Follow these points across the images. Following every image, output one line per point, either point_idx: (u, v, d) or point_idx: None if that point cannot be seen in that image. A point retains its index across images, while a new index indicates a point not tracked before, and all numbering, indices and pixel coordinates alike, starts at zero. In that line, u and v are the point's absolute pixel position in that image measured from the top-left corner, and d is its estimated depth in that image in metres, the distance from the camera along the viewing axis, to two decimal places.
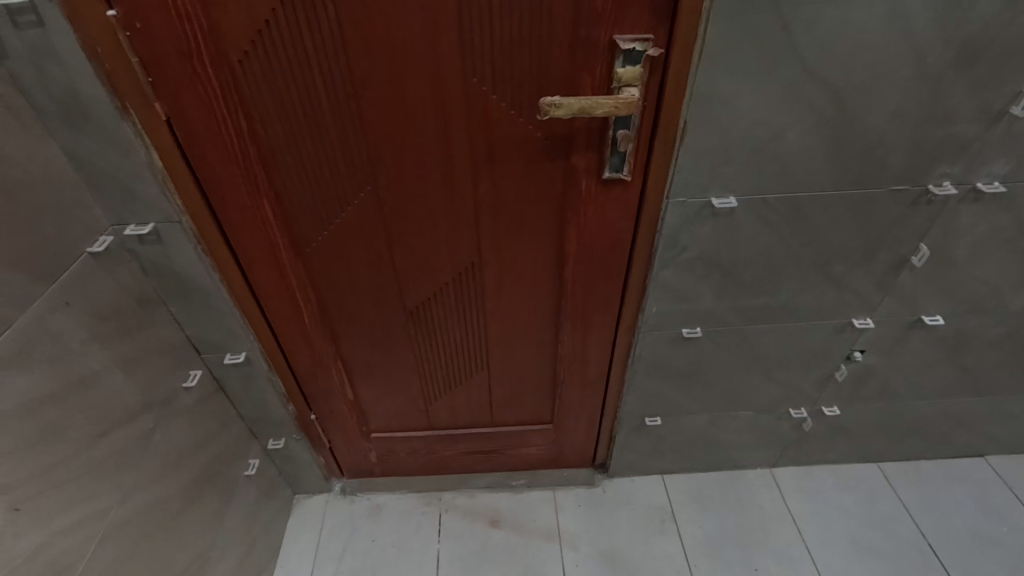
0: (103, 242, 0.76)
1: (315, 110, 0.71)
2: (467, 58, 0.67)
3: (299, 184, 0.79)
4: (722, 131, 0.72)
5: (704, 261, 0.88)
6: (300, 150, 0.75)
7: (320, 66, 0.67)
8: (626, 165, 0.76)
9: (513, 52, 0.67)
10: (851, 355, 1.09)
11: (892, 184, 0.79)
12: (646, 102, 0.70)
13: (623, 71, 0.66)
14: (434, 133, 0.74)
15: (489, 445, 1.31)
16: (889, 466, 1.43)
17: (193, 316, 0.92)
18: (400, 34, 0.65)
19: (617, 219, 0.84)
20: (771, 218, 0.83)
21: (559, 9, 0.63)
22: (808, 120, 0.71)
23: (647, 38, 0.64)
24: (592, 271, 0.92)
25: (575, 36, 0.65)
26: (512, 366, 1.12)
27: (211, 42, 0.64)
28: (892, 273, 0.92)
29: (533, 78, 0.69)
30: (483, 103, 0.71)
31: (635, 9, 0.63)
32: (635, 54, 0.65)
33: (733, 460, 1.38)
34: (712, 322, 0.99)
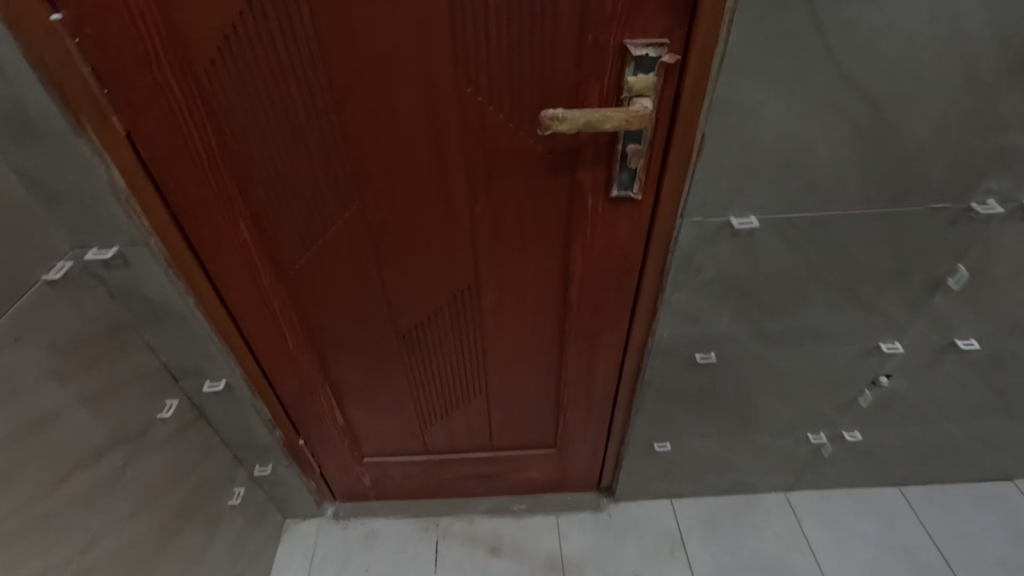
0: (61, 268, 0.69)
1: (291, 123, 0.64)
2: (460, 65, 0.60)
3: (278, 203, 0.72)
4: (745, 145, 0.64)
5: (721, 283, 0.81)
6: (276, 167, 0.68)
7: (295, 75, 0.60)
8: (636, 182, 0.69)
9: (511, 58, 0.59)
10: (877, 380, 1.01)
11: (932, 201, 0.72)
12: (659, 114, 0.63)
13: (635, 79, 0.59)
14: (425, 147, 0.67)
15: (489, 469, 1.24)
16: (911, 490, 1.35)
17: (168, 343, 0.85)
18: (384, 39, 0.58)
19: (626, 238, 0.77)
20: (796, 238, 0.75)
21: (562, 10, 0.56)
22: (841, 133, 0.64)
23: (662, 43, 0.57)
24: (599, 293, 0.84)
25: (581, 40, 0.58)
26: (512, 390, 1.05)
27: (171, 49, 0.57)
28: (926, 294, 0.85)
29: (534, 87, 0.62)
30: (478, 115, 0.64)
31: (649, 9, 0.55)
32: (649, 61, 0.58)
33: (747, 484, 1.30)
34: (728, 346, 0.92)
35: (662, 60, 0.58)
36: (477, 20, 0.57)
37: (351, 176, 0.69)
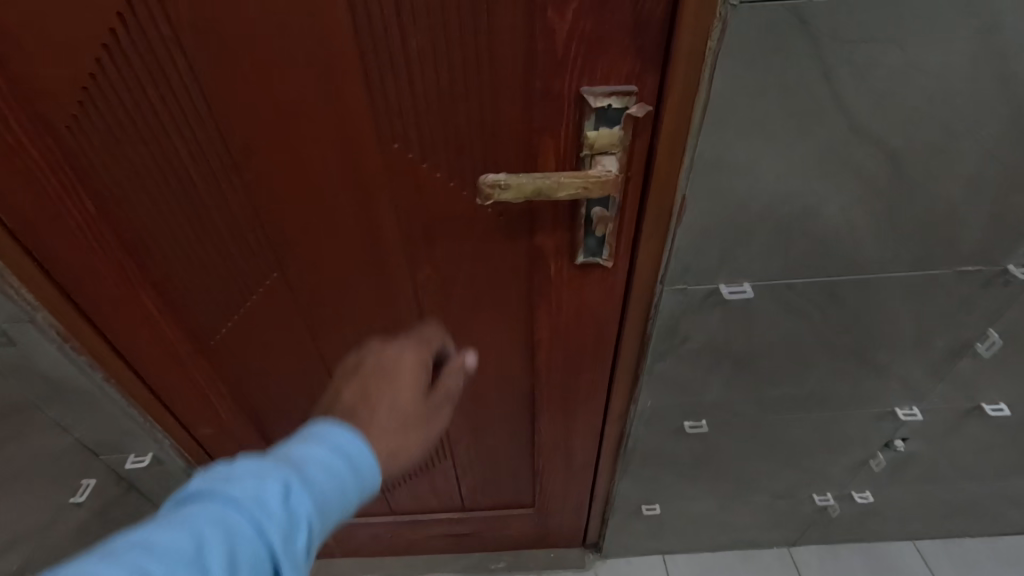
0: None
1: (186, 185, 0.53)
2: (382, 117, 0.49)
3: (185, 271, 0.61)
4: (734, 207, 0.53)
5: (711, 351, 0.69)
6: (176, 233, 0.57)
7: (180, 132, 0.50)
8: (605, 248, 0.58)
9: (444, 110, 0.48)
10: (892, 443, 0.89)
11: (961, 264, 0.60)
12: (630, 172, 0.52)
13: (597, 134, 0.48)
14: (350, 209, 0.56)
15: (462, 528, 1.13)
16: (925, 543, 1.23)
17: (80, 419, 0.75)
18: (284, 88, 0.47)
19: (598, 306, 0.65)
20: (798, 304, 0.64)
21: (502, 53, 0.45)
22: (853, 192, 0.52)
23: (629, 92, 0.46)
24: (571, 362, 0.73)
25: (528, 89, 0.47)
26: (482, 453, 0.94)
27: (23, 105, 0.47)
28: (949, 359, 0.73)
29: (474, 142, 0.50)
30: (410, 174, 0.53)
31: (611, 51, 0.44)
32: (613, 114, 0.47)
33: (747, 540, 1.19)
34: (721, 413, 0.80)
35: (629, 112, 0.47)
36: (397, 66, 0.46)
37: (266, 241, 0.59)
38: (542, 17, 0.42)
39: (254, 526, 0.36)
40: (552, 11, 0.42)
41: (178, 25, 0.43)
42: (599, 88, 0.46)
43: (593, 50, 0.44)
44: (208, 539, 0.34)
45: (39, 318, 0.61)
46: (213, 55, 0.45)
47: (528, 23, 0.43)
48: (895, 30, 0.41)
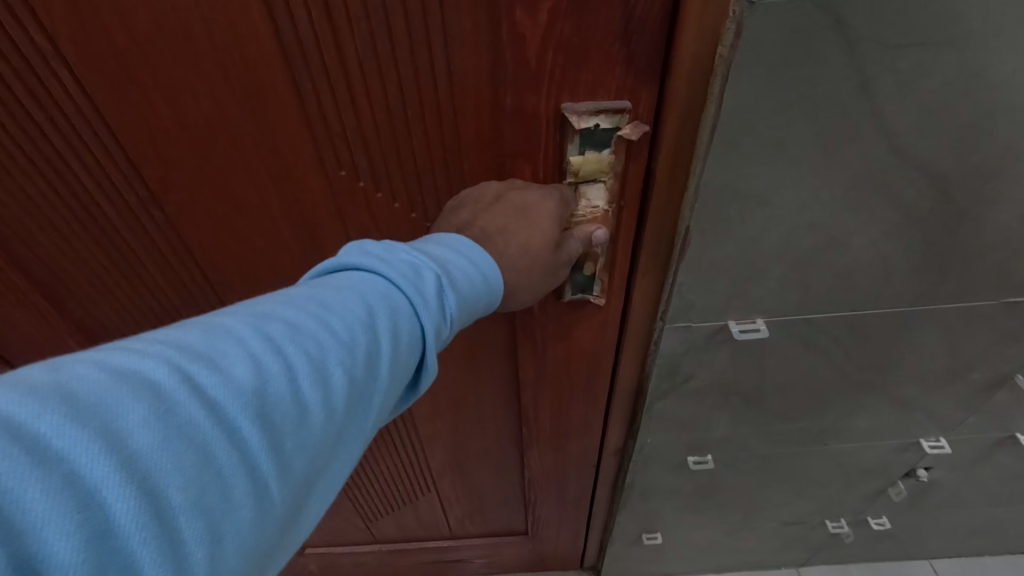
0: None
1: (104, 217, 0.48)
2: (320, 143, 0.43)
3: (123, 306, 0.57)
4: (747, 240, 0.45)
5: (717, 389, 0.62)
6: (106, 268, 0.53)
7: (86, 159, 0.44)
8: (596, 285, 0.50)
9: (388, 135, 0.42)
10: (914, 473, 0.82)
11: (1007, 295, 0.52)
12: (623, 200, 0.45)
13: (581, 159, 0.42)
14: (293, 237, 0.51)
15: (451, 554, 1.07)
16: (943, 563, 1.17)
17: None
18: (198, 109, 0.41)
19: (589, 343, 0.57)
20: (817, 341, 0.56)
21: (464, 66, 0.38)
22: (887, 221, 0.44)
23: (621, 108, 0.39)
24: (561, 399, 0.65)
25: (498, 106, 0.40)
26: (469, 485, 0.87)
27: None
28: (984, 391, 0.65)
29: (429, 168, 0.44)
30: (359, 204, 0.48)
31: (595, 61, 0.37)
32: (601, 135, 0.40)
33: (754, 563, 1.13)
34: (728, 448, 0.73)
35: (620, 134, 0.40)
36: (331, 84, 0.39)
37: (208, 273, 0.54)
38: (508, 20, 0.35)
39: (411, 309, 0.32)
40: (521, 13, 0.35)
41: (57, 38, 0.37)
42: (584, 105, 0.39)
43: (573, 59, 0.37)
44: (376, 306, 0.30)
45: None
46: (108, 75, 0.39)
47: (493, 28, 0.36)
48: (954, 33, 0.33)
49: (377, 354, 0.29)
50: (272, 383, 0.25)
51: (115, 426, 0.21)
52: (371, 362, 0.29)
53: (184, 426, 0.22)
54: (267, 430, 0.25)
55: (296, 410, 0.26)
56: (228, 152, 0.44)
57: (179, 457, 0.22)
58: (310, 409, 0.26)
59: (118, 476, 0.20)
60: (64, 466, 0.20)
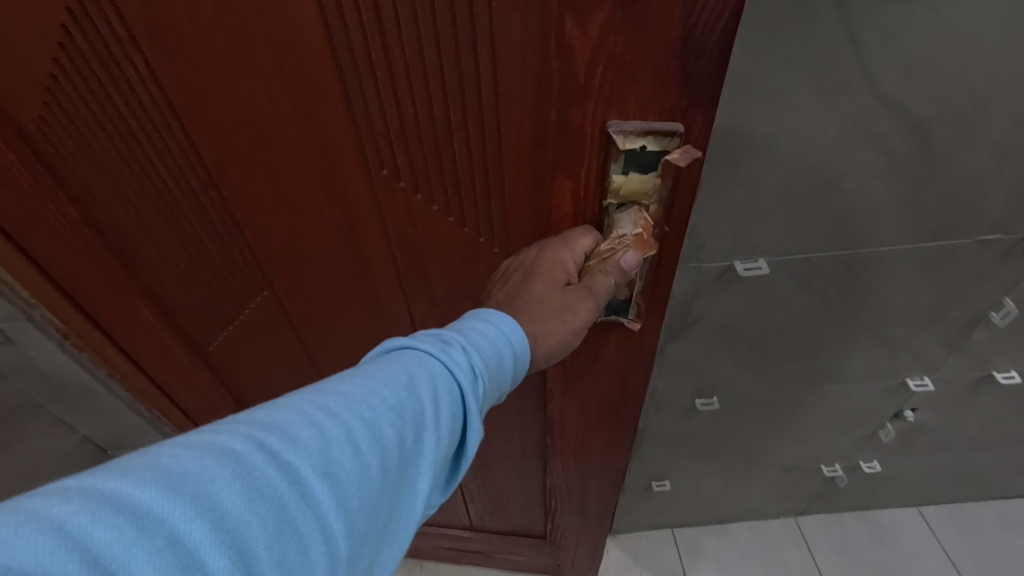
0: None
1: (181, 188, 0.55)
2: (361, 136, 0.48)
3: (180, 276, 0.64)
4: (754, 182, 0.51)
5: (725, 331, 0.69)
6: (169, 238, 0.59)
7: (172, 136, 0.50)
8: (631, 309, 0.57)
9: (428, 137, 0.47)
10: (901, 414, 0.89)
11: (980, 234, 0.59)
12: (666, 228, 0.50)
13: (624, 179, 0.46)
14: (337, 230, 0.57)
15: (469, 544, 1.17)
16: (931, 510, 1.24)
17: (83, 418, 0.74)
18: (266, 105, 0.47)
19: (614, 358, 0.64)
20: (813, 281, 0.63)
21: (511, 78, 0.41)
22: (874, 164, 0.51)
23: (673, 131, 0.43)
24: (584, 410, 0.72)
25: (543, 120, 0.44)
26: (491, 483, 0.95)
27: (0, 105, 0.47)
28: (964, 330, 0.73)
29: (467, 172, 0.49)
30: (397, 199, 0.53)
31: (643, 77, 0.40)
32: (649, 155, 0.45)
33: (755, 512, 1.20)
34: (734, 391, 0.80)
35: (667, 155, 0.45)
36: (378, 82, 0.44)
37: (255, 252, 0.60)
38: (559, 33, 0.38)
39: (446, 369, 0.39)
40: (572, 27, 0.38)
41: (132, 22, 0.42)
42: (636, 125, 0.43)
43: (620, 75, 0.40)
44: (416, 374, 0.38)
45: (36, 314, 0.60)
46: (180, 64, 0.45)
47: (543, 43, 0.39)
48: None
49: (418, 416, 0.36)
50: (332, 447, 0.31)
51: (207, 492, 0.26)
52: (415, 424, 0.36)
53: (263, 486, 0.28)
54: (330, 484, 0.30)
55: (354, 471, 0.32)
56: (287, 141, 0.50)
57: (258, 518, 0.27)
58: (364, 471, 0.32)
59: (212, 533, 0.26)
60: (166, 526, 0.25)
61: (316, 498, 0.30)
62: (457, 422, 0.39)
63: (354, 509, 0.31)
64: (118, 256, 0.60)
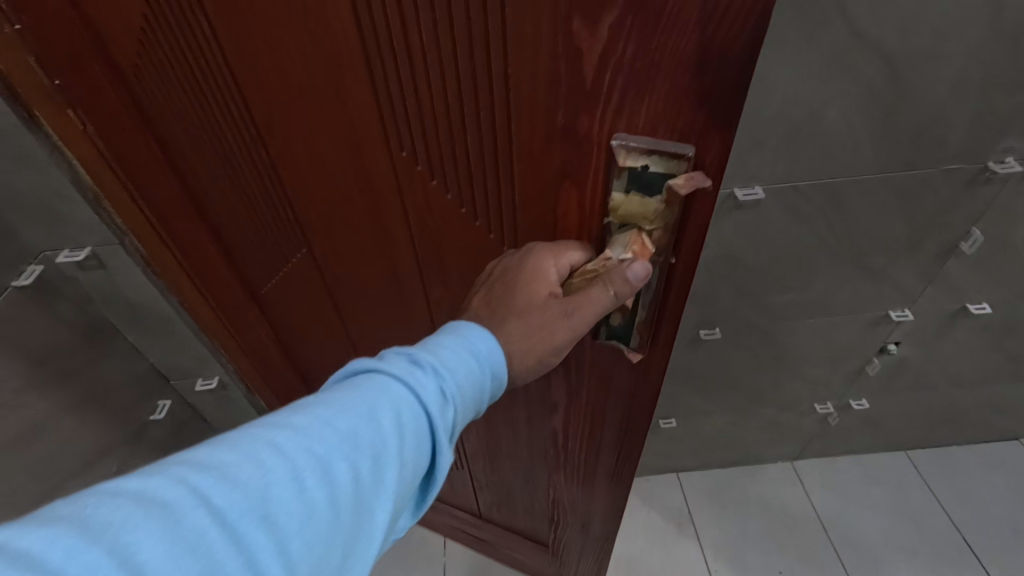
0: (72, 254, 0.68)
1: (233, 146, 0.56)
2: (378, 113, 0.46)
3: (235, 222, 0.66)
4: (749, 111, 0.60)
5: (724, 258, 0.78)
6: (228, 184, 0.61)
7: (222, 92, 0.51)
8: (635, 339, 0.53)
9: (443, 124, 0.44)
10: (886, 348, 0.98)
11: (947, 163, 0.68)
12: (676, 259, 0.45)
13: (625, 199, 0.42)
14: (362, 208, 0.56)
15: (479, 531, 1.23)
16: (918, 454, 1.34)
17: (153, 345, 0.82)
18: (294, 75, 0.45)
19: (621, 389, 0.62)
20: (802, 208, 0.71)
21: (523, 71, 0.37)
22: (851, 95, 0.59)
23: (681, 153, 0.38)
24: (586, 436, 0.73)
25: (550, 124, 0.39)
26: (498, 477, 1.00)
27: (83, 42, 0.49)
28: (938, 260, 0.82)
29: (480, 167, 0.46)
30: (415, 184, 0.51)
31: (655, 89, 0.35)
32: (652, 176, 0.40)
33: (754, 456, 1.30)
34: (733, 322, 0.89)
35: (672, 179, 0.39)
36: (389, 65, 0.42)
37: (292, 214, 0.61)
38: (568, 29, 0.34)
39: (414, 395, 0.36)
40: (580, 24, 0.34)
41: None
42: (642, 142, 0.38)
43: (642, 80, 0.35)
44: (377, 403, 0.34)
45: (126, 242, 0.67)
46: (226, 14, 0.43)
47: (550, 39, 0.35)
48: None
49: (379, 448, 0.33)
50: (273, 491, 0.28)
51: (126, 545, 0.24)
52: (374, 460, 0.32)
53: (191, 537, 0.25)
54: (268, 532, 0.28)
55: (300, 515, 0.29)
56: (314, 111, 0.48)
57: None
58: (312, 515, 0.29)
59: None
60: None
61: (252, 552, 0.27)
62: (427, 448, 0.36)
63: (294, 558, 0.28)
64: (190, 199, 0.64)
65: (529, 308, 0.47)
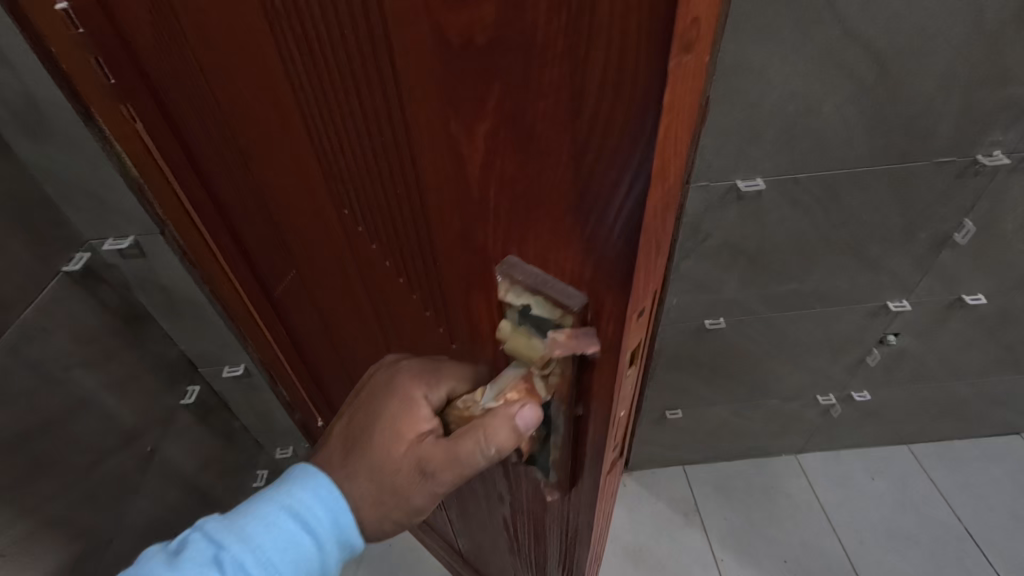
0: (117, 243, 0.73)
1: (228, 167, 0.56)
2: (326, 165, 0.45)
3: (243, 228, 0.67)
4: (750, 106, 0.64)
5: (728, 246, 0.82)
6: (234, 194, 0.60)
7: (210, 117, 0.50)
8: (554, 468, 0.50)
9: (379, 188, 0.42)
10: (885, 339, 1.02)
11: (937, 156, 0.72)
12: (580, 403, 0.42)
13: (516, 331, 0.39)
14: (332, 245, 0.55)
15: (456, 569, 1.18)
16: (920, 448, 1.36)
17: (184, 332, 0.87)
18: (262, 115, 0.44)
19: (557, 508, 0.58)
20: (801, 199, 0.76)
21: (433, 159, 0.34)
22: (845, 90, 0.64)
23: (563, 303, 0.34)
24: (534, 534, 0.69)
25: (458, 217, 0.36)
26: (469, 531, 0.94)
27: (113, 41, 0.48)
28: (932, 250, 0.85)
29: (415, 237, 0.43)
30: (367, 237, 0.49)
31: (547, 211, 0.31)
32: (537, 316, 0.36)
33: (758, 448, 1.32)
34: (737, 311, 0.93)
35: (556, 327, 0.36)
36: (330, 123, 0.40)
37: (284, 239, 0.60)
38: (460, 128, 0.30)
39: None
40: (470, 126, 0.30)
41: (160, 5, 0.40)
42: (528, 277, 0.35)
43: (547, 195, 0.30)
44: None
45: (166, 231, 0.72)
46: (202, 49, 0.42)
47: (450, 137, 0.32)
48: None
49: None
50: None
51: None
52: None
53: None
54: None
55: None
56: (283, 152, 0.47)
57: None
58: None
59: None
60: None
61: None
62: None
63: None
64: (209, 202, 0.65)
65: (376, 469, 0.48)
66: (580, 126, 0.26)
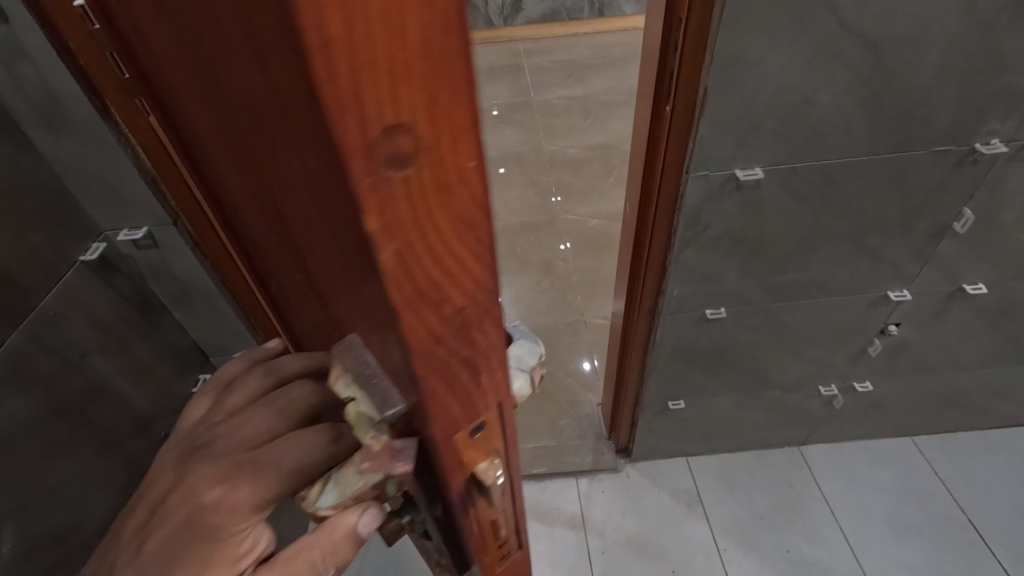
0: (132, 234, 0.76)
1: (205, 171, 0.57)
2: (245, 193, 0.45)
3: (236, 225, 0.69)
4: (747, 97, 0.66)
5: (728, 236, 0.83)
6: (216, 196, 0.61)
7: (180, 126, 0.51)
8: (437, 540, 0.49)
9: (278, 228, 0.42)
10: (886, 330, 1.03)
11: (934, 145, 0.73)
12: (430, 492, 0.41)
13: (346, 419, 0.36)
14: (279, 263, 0.55)
15: None
16: (923, 440, 1.37)
17: (195, 321, 0.89)
18: (202, 135, 0.45)
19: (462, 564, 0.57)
20: (800, 188, 0.76)
21: (293, 215, 0.34)
22: (842, 80, 0.65)
23: (386, 405, 0.33)
24: None
25: (324, 270, 0.36)
26: None
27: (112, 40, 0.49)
28: (932, 239, 0.86)
29: (311, 279, 0.43)
30: (288, 267, 0.49)
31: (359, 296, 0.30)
32: (362, 414, 0.34)
33: (761, 439, 1.33)
34: (737, 301, 0.94)
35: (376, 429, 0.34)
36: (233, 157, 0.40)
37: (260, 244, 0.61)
38: (294, 193, 0.30)
39: None
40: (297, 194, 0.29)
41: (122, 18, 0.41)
42: (359, 365, 0.34)
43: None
44: None
45: (178, 222, 0.74)
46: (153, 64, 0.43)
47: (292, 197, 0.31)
48: None
49: None
50: None
51: None
52: None
53: None
54: None
55: None
56: (224, 171, 0.47)
57: None
58: None
59: None
60: None
61: None
62: None
63: None
64: (199, 202, 0.67)
65: None
66: (342, 226, 0.25)
